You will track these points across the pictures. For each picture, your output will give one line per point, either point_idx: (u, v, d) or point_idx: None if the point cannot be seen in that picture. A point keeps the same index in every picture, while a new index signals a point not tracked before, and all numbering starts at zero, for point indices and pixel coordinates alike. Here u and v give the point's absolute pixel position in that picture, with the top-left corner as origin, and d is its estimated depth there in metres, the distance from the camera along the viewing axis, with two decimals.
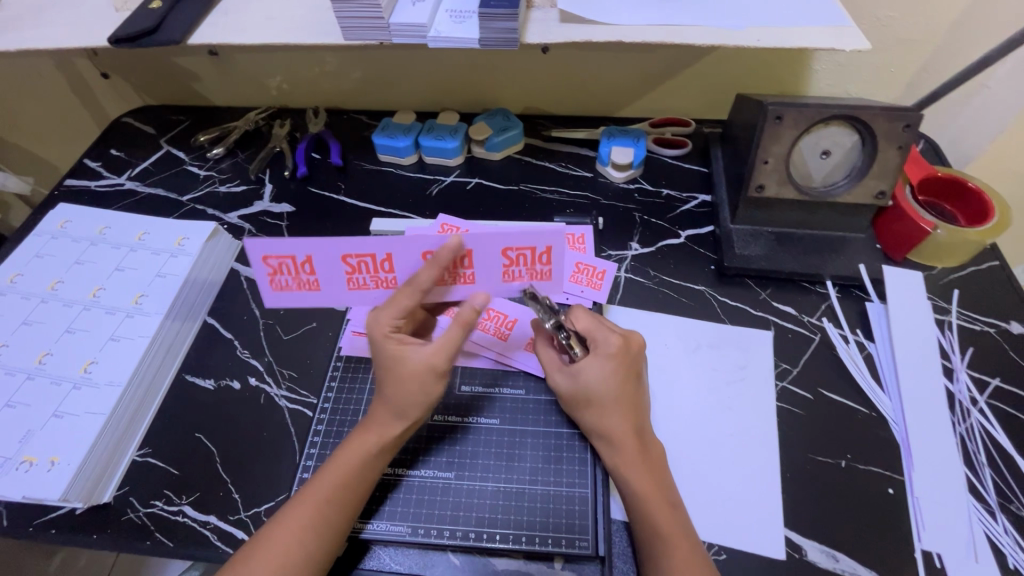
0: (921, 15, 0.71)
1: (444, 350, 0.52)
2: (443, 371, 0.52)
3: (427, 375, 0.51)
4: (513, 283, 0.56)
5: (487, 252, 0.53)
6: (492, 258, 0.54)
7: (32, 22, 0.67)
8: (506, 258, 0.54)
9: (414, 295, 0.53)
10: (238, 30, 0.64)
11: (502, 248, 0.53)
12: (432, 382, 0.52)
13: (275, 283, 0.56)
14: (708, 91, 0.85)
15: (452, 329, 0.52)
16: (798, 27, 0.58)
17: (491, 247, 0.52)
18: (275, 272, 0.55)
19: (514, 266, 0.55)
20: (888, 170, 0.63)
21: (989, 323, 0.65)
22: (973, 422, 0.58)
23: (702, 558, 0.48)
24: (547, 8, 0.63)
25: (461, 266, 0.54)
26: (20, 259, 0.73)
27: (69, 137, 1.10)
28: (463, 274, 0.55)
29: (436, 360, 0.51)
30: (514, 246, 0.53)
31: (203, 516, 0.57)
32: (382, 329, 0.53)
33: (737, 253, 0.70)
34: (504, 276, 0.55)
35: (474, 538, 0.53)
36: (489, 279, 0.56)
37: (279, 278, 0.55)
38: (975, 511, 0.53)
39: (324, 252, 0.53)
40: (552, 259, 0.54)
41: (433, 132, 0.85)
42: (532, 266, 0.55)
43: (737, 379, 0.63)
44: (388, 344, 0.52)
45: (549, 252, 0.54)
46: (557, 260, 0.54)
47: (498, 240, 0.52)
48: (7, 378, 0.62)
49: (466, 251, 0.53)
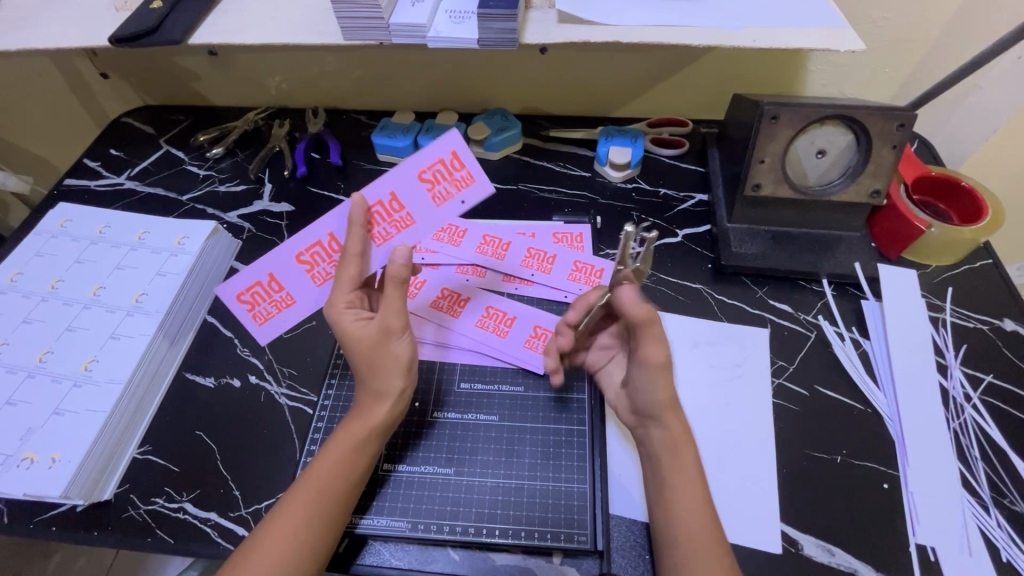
0: (915, 17, 0.72)
1: (394, 311, 0.52)
2: (397, 329, 0.53)
3: (388, 338, 0.53)
4: (447, 204, 0.60)
5: (404, 186, 0.58)
6: (412, 189, 0.58)
7: (32, 22, 0.67)
8: (423, 182, 0.59)
9: (355, 262, 0.54)
10: (239, 30, 0.64)
11: (414, 174, 0.58)
12: (393, 345, 0.53)
13: (258, 317, 0.62)
14: (705, 91, 0.85)
15: (392, 293, 0.52)
16: (794, 28, 0.58)
17: (404, 178, 0.58)
18: (253, 305, 0.62)
19: (436, 186, 0.59)
20: (882, 169, 0.64)
21: (983, 320, 0.66)
22: (968, 418, 0.59)
23: (715, 535, 0.48)
24: (546, 9, 0.64)
25: (392, 212, 0.58)
26: (19, 258, 0.73)
27: (68, 137, 1.10)
28: (399, 221, 0.58)
29: (389, 320, 0.53)
30: (423, 166, 0.58)
31: (204, 513, 0.57)
32: (339, 307, 0.53)
33: (734, 251, 0.71)
34: (435, 200, 0.59)
35: (473, 533, 0.53)
36: (425, 213, 0.59)
37: (257, 309, 0.62)
38: (969, 505, 0.54)
39: (280, 261, 0.60)
40: (462, 161, 0.59)
41: (431, 132, 0.85)
42: (451, 177, 0.59)
43: (734, 376, 0.63)
44: (343, 318, 0.53)
45: (457, 156, 0.59)
46: (466, 159, 0.59)
47: (405, 171, 0.58)
48: (8, 376, 0.62)
49: (387, 195, 0.58)
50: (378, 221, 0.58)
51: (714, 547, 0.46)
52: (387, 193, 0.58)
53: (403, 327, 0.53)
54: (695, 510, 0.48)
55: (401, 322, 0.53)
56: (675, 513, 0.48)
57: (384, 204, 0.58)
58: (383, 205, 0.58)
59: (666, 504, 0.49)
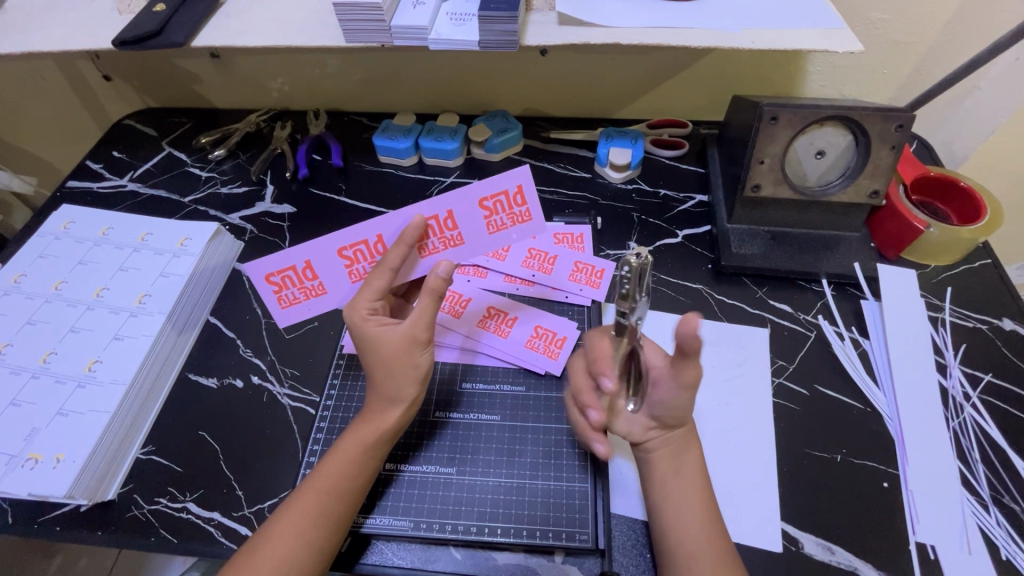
0: (913, 18, 0.72)
1: (422, 322, 0.54)
2: (423, 340, 0.54)
3: (412, 348, 0.54)
4: (500, 233, 0.59)
5: (463, 208, 0.57)
6: (471, 212, 0.57)
7: (36, 24, 0.68)
8: (483, 209, 0.57)
9: (386, 274, 0.55)
10: (241, 33, 0.65)
11: (477, 200, 0.57)
12: (417, 356, 0.54)
13: (284, 299, 0.60)
14: (704, 92, 0.86)
15: (425, 304, 0.53)
16: (792, 30, 0.59)
17: (467, 201, 0.56)
18: (281, 288, 0.59)
19: (493, 216, 0.58)
20: (881, 169, 0.64)
21: (982, 320, 0.66)
22: (967, 417, 0.59)
23: (721, 536, 0.49)
24: (546, 11, 0.64)
25: (445, 229, 0.57)
26: (23, 260, 0.73)
27: (71, 139, 1.11)
28: (449, 238, 0.58)
29: (416, 331, 0.54)
30: (487, 195, 0.57)
31: (208, 513, 0.57)
32: (364, 315, 0.54)
33: (734, 252, 0.71)
34: (489, 228, 0.58)
35: (475, 532, 0.53)
36: (476, 236, 0.58)
37: (285, 292, 0.60)
38: (968, 504, 0.54)
39: (320, 252, 0.58)
40: (525, 198, 0.58)
41: (433, 133, 0.86)
42: (510, 210, 0.58)
43: (734, 375, 0.63)
44: (366, 327, 0.54)
45: (521, 191, 0.57)
46: (530, 197, 0.58)
47: (470, 195, 0.56)
48: (13, 377, 0.63)
49: (444, 212, 0.57)
50: (428, 234, 0.57)
51: (712, 549, 0.48)
52: (445, 211, 0.57)
53: (428, 339, 0.55)
54: (695, 514, 0.50)
55: (428, 334, 0.54)
56: (675, 516, 0.50)
57: (440, 220, 0.57)
58: (438, 221, 0.57)
59: (667, 508, 0.51)
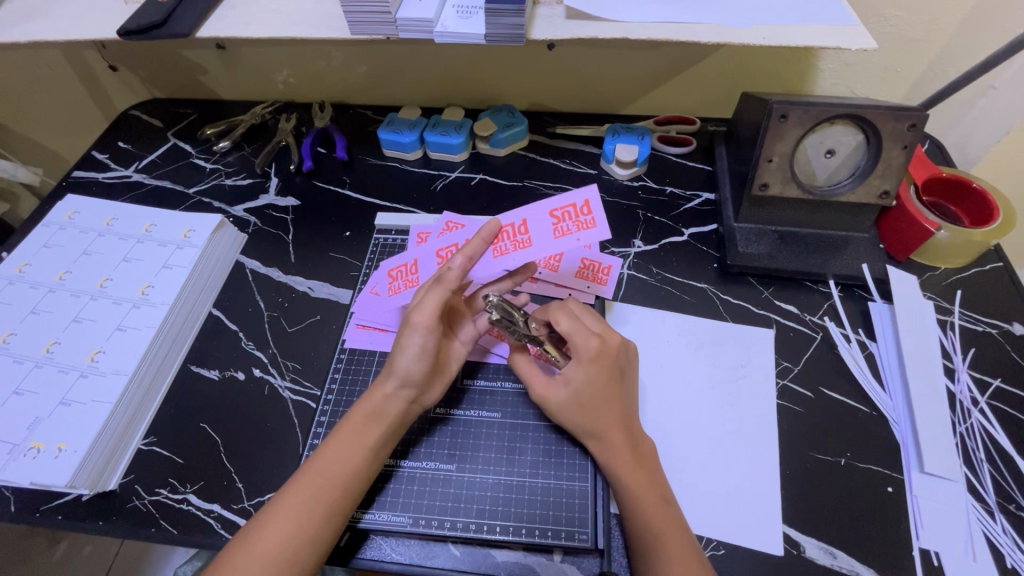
0: (927, 15, 0.71)
1: (422, 308, 0.53)
2: (416, 325, 0.53)
3: (407, 328, 0.54)
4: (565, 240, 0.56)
5: (536, 219, 0.57)
6: (541, 221, 0.57)
7: (42, 13, 0.68)
8: (552, 218, 0.57)
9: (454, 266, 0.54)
10: (245, 23, 0.64)
11: (547, 210, 0.57)
12: (408, 337, 0.54)
13: (392, 289, 0.65)
14: (713, 89, 0.85)
15: (433, 288, 0.53)
16: (803, 27, 0.58)
17: (539, 211, 0.58)
18: (392, 279, 0.66)
19: (561, 224, 0.57)
20: (891, 169, 0.63)
21: (991, 324, 0.65)
22: (974, 422, 0.58)
23: (694, 550, 0.49)
24: (553, 4, 0.63)
25: (516, 234, 0.58)
26: (28, 249, 0.73)
27: (78, 128, 1.11)
28: (519, 244, 0.57)
29: (415, 313, 0.53)
30: (557, 205, 0.57)
31: (208, 505, 0.57)
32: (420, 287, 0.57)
33: (740, 251, 0.70)
34: (554, 234, 0.56)
35: (474, 530, 0.53)
36: (542, 242, 0.57)
37: (394, 284, 0.65)
38: (974, 511, 0.54)
39: (427, 253, 0.64)
40: (593, 210, 0.56)
41: (438, 128, 0.85)
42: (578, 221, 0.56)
43: (738, 376, 0.63)
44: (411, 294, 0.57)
45: (589, 205, 0.56)
46: (598, 208, 0.56)
47: (542, 205, 0.57)
48: (17, 366, 0.63)
49: (519, 219, 0.58)
50: (503, 237, 0.58)
51: (687, 558, 0.47)
52: (521, 219, 0.58)
53: (422, 326, 0.53)
54: (671, 522, 0.50)
55: (422, 319, 0.53)
56: (658, 521, 0.49)
57: (514, 226, 0.58)
58: (513, 228, 0.58)
59: (646, 514, 0.50)
